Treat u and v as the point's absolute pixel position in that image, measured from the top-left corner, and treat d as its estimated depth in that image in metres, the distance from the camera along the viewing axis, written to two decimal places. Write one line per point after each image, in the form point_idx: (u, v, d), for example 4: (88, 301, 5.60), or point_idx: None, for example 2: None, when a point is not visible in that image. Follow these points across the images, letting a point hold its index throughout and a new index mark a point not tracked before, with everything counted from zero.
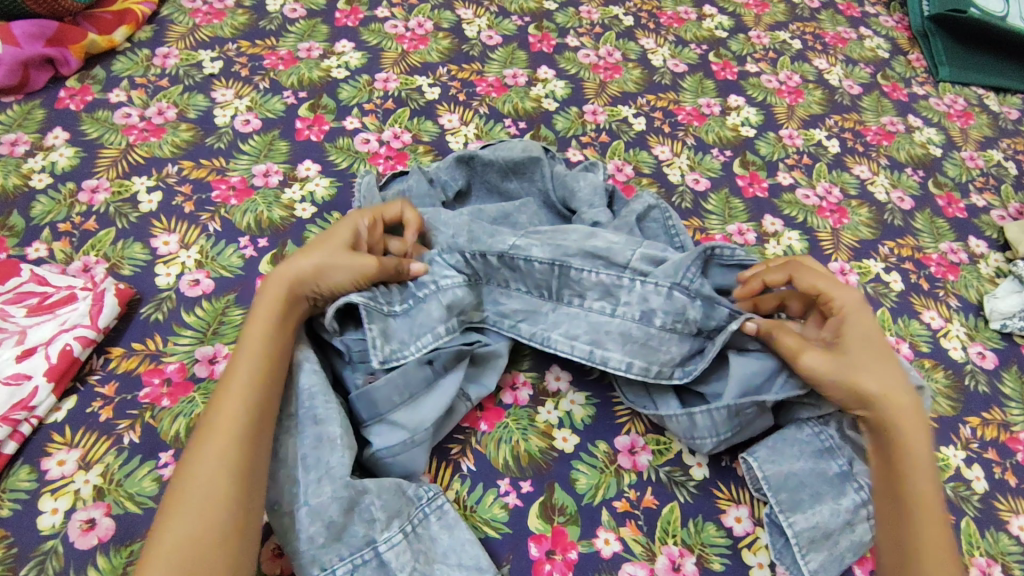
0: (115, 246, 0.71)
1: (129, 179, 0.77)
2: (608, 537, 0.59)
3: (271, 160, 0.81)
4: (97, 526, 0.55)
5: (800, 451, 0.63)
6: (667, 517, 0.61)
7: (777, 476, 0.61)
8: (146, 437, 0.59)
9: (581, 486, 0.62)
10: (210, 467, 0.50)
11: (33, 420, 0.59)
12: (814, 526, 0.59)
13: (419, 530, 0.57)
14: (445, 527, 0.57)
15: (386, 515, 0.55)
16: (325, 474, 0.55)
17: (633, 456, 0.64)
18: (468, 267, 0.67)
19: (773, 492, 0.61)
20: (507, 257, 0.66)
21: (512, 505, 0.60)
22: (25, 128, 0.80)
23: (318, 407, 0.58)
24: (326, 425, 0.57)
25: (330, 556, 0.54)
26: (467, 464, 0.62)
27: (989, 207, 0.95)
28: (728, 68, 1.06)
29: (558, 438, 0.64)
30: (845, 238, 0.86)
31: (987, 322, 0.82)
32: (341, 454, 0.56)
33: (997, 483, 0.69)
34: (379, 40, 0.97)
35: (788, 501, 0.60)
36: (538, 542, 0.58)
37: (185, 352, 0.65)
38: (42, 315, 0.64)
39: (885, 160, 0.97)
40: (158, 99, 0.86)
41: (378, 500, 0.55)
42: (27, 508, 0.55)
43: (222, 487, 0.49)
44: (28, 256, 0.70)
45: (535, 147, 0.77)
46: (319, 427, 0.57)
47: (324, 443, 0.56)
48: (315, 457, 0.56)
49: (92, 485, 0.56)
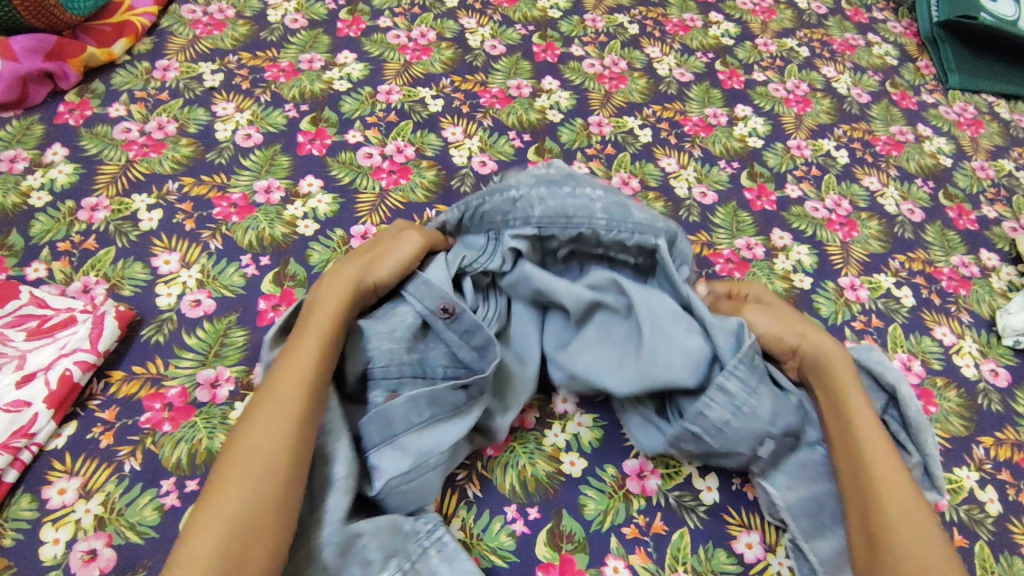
0: (115, 266, 0.70)
1: (129, 196, 0.76)
2: (616, 565, 0.58)
3: (273, 176, 0.80)
4: (98, 557, 0.54)
5: (818, 473, 0.60)
6: (676, 543, 0.60)
7: (797, 502, 0.60)
8: (147, 464, 0.58)
9: (588, 512, 0.61)
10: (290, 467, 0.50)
11: (34, 447, 0.58)
12: (841, 553, 0.58)
13: (418, 567, 0.55)
14: (445, 560, 0.56)
15: (382, 556, 0.54)
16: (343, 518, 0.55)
17: (641, 480, 0.63)
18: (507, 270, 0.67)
19: (793, 520, 0.59)
20: (574, 217, 0.65)
21: (519, 532, 0.59)
22: (24, 144, 0.79)
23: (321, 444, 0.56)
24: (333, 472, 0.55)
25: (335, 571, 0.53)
26: (474, 491, 0.61)
27: (1000, 219, 0.93)
28: (735, 77, 1.04)
29: (565, 462, 0.63)
30: (855, 251, 0.85)
31: (999, 338, 0.80)
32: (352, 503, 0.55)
33: (1011, 505, 0.67)
34: (382, 51, 0.96)
35: (811, 529, 0.59)
36: (546, 570, 0.57)
37: (187, 375, 0.64)
38: (42, 338, 0.63)
39: (894, 171, 0.96)
40: (159, 113, 0.85)
41: (373, 542, 0.54)
42: (28, 538, 0.54)
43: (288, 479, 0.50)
44: (27, 277, 0.69)
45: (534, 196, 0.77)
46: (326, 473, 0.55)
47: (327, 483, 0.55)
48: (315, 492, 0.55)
49: (93, 515, 0.56)
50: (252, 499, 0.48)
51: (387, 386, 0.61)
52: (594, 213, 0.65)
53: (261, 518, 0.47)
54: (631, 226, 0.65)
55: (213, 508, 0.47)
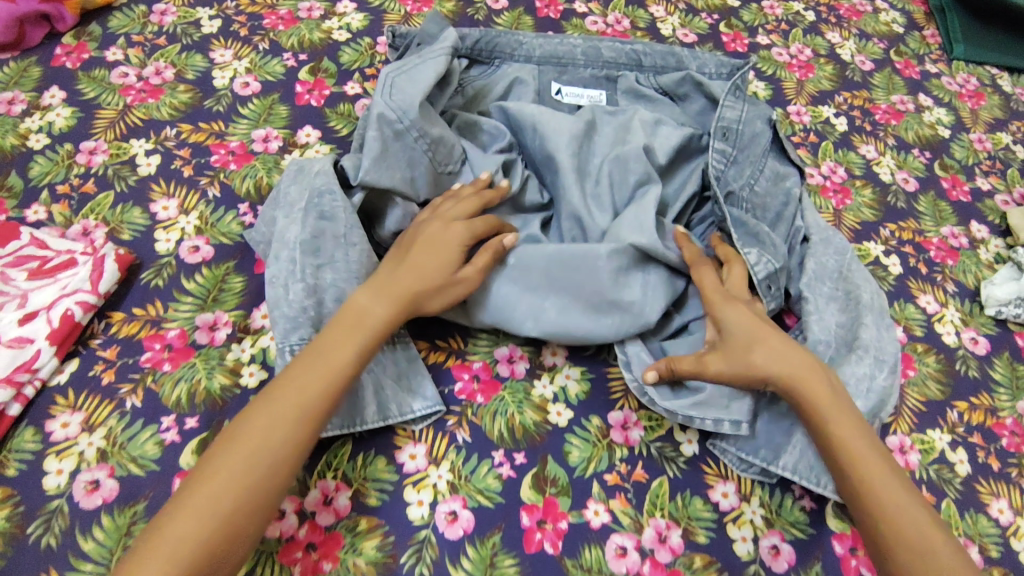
0: (114, 210, 0.71)
1: (127, 141, 0.76)
2: (597, 509, 0.62)
3: (270, 125, 0.80)
4: (102, 487, 0.56)
5: None
6: (655, 490, 0.64)
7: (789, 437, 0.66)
8: (148, 402, 0.61)
9: (573, 459, 0.64)
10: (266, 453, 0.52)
11: (37, 383, 0.60)
12: (803, 463, 0.65)
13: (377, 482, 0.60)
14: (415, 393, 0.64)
15: (357, 476, 0.60)
16: (327, 262, 0.64)
17: (624, 431, 0.67)
18: (513, 83, 0.87)
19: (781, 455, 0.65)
20: (564, 60, 0.89)
21: (505, 476, 0.62)
22: (22, 87, 0.79)
23: (324, 205, 0.65)
24: (330, 224, 0.65)
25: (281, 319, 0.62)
26: (464, 435, 0.64)
27: (993, 191, 0.94)
28: (739, 39, 1.03)
29: (553, 412, 0.67)
30: (847, 219, 0.86)
31: (982, 308, 0.82)
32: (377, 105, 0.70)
33: (979, 467, 0.71)
34: (382, 2, 0.95)
35: (803, 468, 0.64)
36: (530, 512, 0.61)
37: (186, 319, 0.66)
38: (43, 279, 0.64)
39: (892, 141, 0.96)
40: (156, 57, 0.84)
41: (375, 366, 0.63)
42: (33, 468, 0.57)
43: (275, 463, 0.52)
44: (27, 218, 0.70)
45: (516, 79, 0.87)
46: (320, 221, 0.64)
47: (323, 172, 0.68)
48: (320, 249, 0.64)
49: (96, 448, 0.58)
50: (248, 479, 0.51)
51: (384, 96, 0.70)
52: (576, 55, 0.89)
53: (245, 502, 0.50)
54: (604, 63, 0.89)
55: (178, 523, 0.48)
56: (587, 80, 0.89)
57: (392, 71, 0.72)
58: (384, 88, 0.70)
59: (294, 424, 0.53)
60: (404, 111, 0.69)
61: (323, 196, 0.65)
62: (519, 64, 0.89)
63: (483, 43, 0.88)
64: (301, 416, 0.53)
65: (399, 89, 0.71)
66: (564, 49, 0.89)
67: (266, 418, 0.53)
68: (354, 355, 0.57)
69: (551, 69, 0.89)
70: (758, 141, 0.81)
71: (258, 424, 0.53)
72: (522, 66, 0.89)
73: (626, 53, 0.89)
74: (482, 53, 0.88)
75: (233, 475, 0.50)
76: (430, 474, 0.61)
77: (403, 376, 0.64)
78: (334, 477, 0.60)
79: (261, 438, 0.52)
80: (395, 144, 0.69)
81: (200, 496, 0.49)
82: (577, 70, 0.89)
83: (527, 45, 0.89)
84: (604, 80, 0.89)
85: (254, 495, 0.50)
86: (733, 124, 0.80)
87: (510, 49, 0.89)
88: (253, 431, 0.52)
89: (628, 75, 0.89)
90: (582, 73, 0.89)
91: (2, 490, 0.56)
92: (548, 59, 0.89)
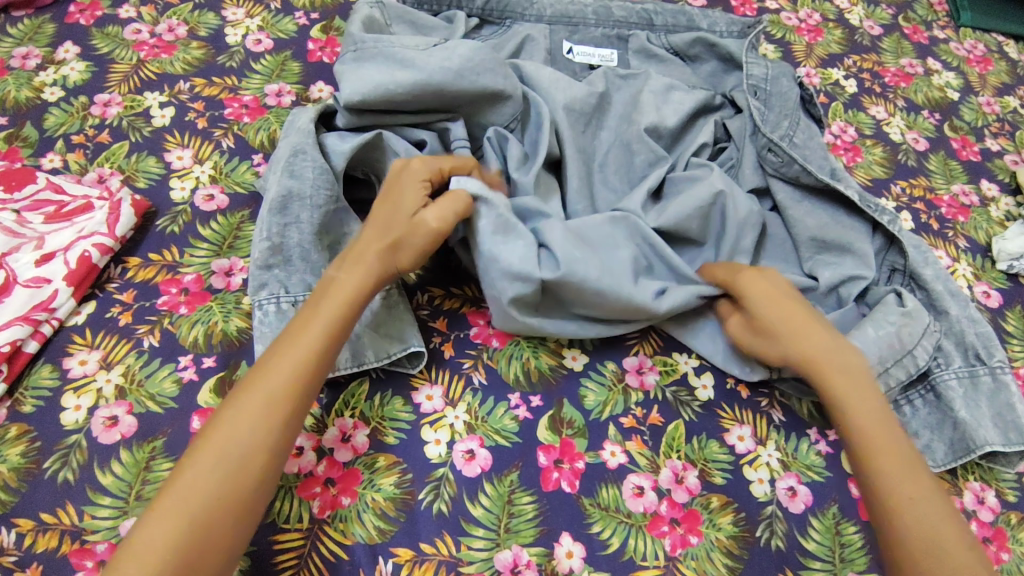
0: (129, 159, 0.71)
1: (141, 94, 0.76)
2: (614, 450, 0.61)
3: (283, 80, 0.80)
4: (119, 423, 0.56)
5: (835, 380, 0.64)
6: (671, 433, 0.63)
7: None
8: (165, 342, 0.61)
9: (588, 402, 0.64)
10: (264, 413, 0.48)
11: (55, 322, 0.60)
12: None
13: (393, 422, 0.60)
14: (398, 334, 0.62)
15: (374, 415, 0.60)
16: (292, 222, 0.62)
17: (639, 376, 0.66)
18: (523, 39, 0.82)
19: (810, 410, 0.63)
20: (575, 19, 0.86)
21: (522, 417, 0.62)
22: (36, 42, 0.80)
23: (296, 163, 0.63)
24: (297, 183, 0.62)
25: (273, 279, 0.61)
26: (480, 378, 0.63)
27: (1003, 151, 0.94)
28: (748, 4, 1.03)
29: (568, 357, 0.66)
30: (858, 176, 0.87)
31: (994, 263, 0.82)
32: (350, 65, 0.67)
33: None
34: None
35: None
36: (547, 451, 0.60)
37: (202, 264, 0.65)
38: (60, 222, 0.64)
39: (902, 102, 0.96)
40: (168, 15, 0.84)
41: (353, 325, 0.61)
42: (51, 404, 0.57)
43: (271, 429, 0.48)
44: (43, 166, 0.70)
45: (526, 34, 0.83)
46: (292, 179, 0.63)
47: (297, 135, 0.66)
48: (292, 209, 0.62)
49: (114, 385, 0.58)
50: (247, 447, 0.47)
51: (353, 52, 0.68)
52: (586, 14, 0.86)
53: (248, 471, 0.46)
54: (614, 23, 0.87)
55: (177, 498, 0.44)
56: (599, 39, 0.86)
57: (354, 32, 0.71)
58: (352, 47, 0.69)
59: (287, 390, 0.49)
60: (380, 53, 0.67)
61: (296, 155, 0.64)
62: (529, 22, 0.85)
63: (491, 5, 0.84)
64: (274, 394, 0.49)
65: (370, 42, 0.69)
66: (574, 10, 0.86)
67: (246, 405, 0.48)
68: (326, 326, 0.53)
69: (563, 28, 0.86)
70: (782, 91, 0.79)
71: (252, 390, 0.49)
72: (533, 24, 0.85)
73: (637, 13, 0.87)
74: (493, 13, 0.85)
75: (233, 443, 0.47)
76: (447, 414, 0.61)
77: (382, 325, 0.62)
78: (352, 416, 0.60)
79: (254, 405, 0.48)
80: (408, 72, 0.65)
81: (171, 496, 0.44)
82: (587, 28, 0.86)
83: (536, 5, 0.86)
84: (615, 39, 0.87)
85: (228, 485, 0.45)
86: (752, 83, 0.79)
87: (521, 8, 0.85)
88: (229, 418, 0.48)
89: (640, 33, 0.86)
90: (593, 30, 0.86)
91: (20, 426, 0.56)
92: (558, 19, 0.86)
